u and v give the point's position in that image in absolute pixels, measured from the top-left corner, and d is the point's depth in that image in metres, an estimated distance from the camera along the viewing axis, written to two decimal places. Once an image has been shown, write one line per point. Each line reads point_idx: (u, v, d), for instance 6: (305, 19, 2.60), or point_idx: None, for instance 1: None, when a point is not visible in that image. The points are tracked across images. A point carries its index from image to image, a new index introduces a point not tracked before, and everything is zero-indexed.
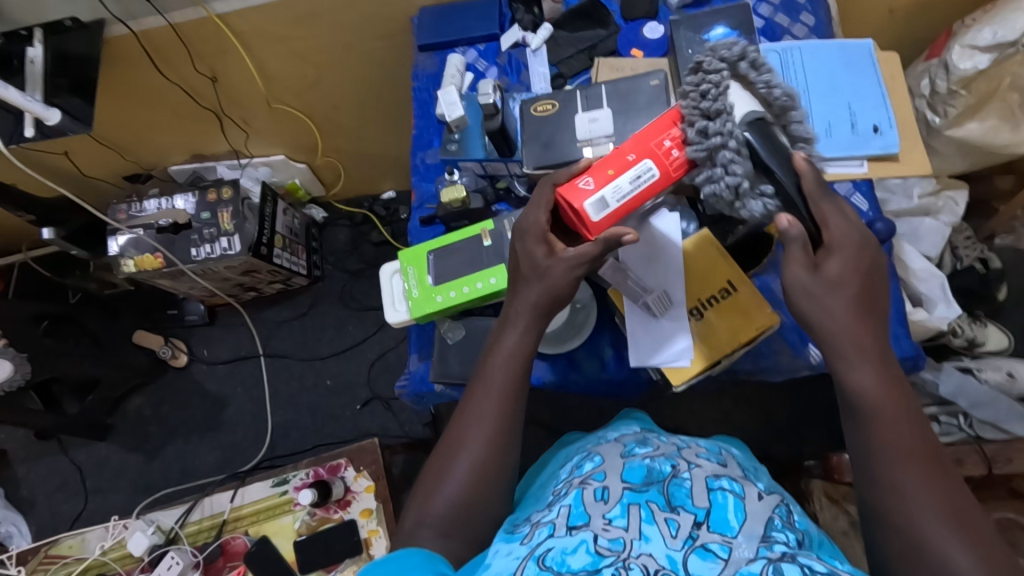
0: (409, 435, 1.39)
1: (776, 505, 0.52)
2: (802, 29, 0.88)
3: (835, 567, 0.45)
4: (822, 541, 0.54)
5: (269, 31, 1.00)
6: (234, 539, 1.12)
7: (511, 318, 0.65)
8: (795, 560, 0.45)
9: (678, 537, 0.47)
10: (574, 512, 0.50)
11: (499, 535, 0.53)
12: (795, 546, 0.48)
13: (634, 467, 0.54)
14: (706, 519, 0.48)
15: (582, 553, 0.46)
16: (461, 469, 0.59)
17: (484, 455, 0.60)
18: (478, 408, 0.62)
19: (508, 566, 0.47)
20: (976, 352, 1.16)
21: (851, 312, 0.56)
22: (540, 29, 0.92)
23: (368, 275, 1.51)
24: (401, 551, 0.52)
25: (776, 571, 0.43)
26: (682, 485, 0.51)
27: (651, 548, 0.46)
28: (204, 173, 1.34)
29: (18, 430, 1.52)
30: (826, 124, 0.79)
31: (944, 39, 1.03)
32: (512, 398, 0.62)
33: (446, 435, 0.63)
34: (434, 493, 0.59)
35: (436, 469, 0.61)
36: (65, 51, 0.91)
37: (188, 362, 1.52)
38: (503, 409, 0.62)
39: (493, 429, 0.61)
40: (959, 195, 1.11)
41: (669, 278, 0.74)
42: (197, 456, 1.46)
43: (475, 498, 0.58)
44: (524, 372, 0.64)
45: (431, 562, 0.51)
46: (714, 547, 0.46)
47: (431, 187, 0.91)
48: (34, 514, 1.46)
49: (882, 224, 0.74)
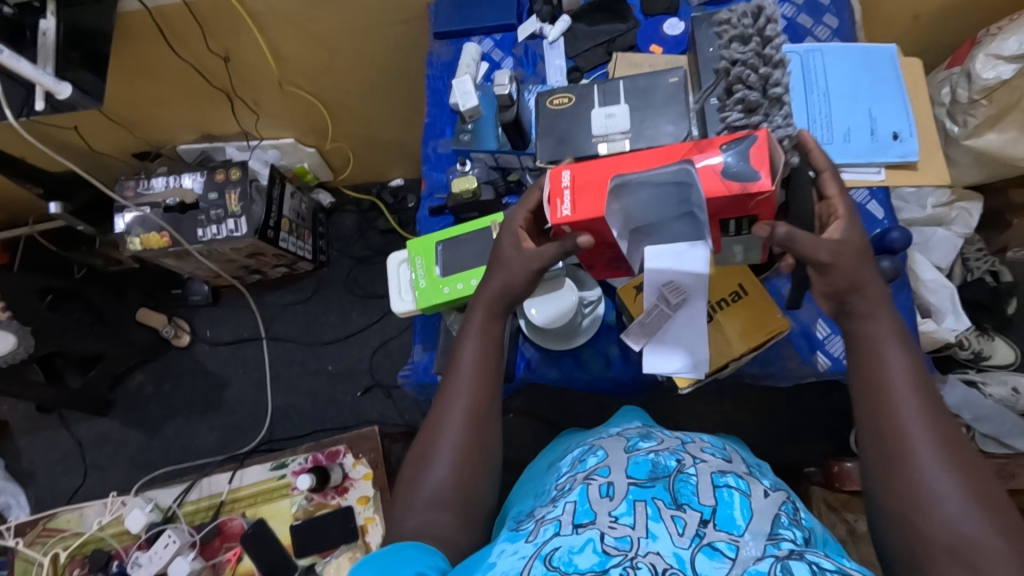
0: (408, 424, 1.39)
1: (782, 503, 0.52)
2: (824, 31, 0.87)
3: (842, 564, 0.45)
4: (827, 540, 0.54)
5: (284, 12, 0.99)
6: (232, 520, 1.13)
7: (473, 306, 0.67)
8: (803, 557, 0.45)
9: (685, 535, 0.46)
10: (580, 509, 0.49)
11: (503, 535, 0.52)
12: (803, 543, 0.48)
13: (639, 462, 0.54)
14: (712, 517, 0.48)
15: (589, 553, 0.45)
16: (443, 459, 0.59)
17: (464, 438, 0.60)
18: (451, 396, 0.62)
19: (513, 566, 0.46)
20: (982, 365, 1.15)
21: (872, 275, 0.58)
22: (559, 22, 0.91)
23: (373, 262, 1.51)
24: (395, 546, 0.52)
25: (784, 570, 0.43)
26: (688, 481, 0.52)
27: (659, 546, 0.45)
28: (213, 153, 1.34)
29: (20, 403, 1.52)
30: (846, 129, 0.78)
31: (968, 47, 1.02)
32: (486, 386, 0.63)
33: (426, 427, 0.63)
34: (418, 484, 0.59)
35: (417, 463, 0.60)
36: (78, 24, 0.90)
37: (190, 342, 1.52)
38: (478, 391, 0.62)
39: (469, 418, 0.61)
40: (973, 206, 1.09)
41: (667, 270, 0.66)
42: (197, 435, 1.47)
43: (468, 487, 0.58)
44: (495, 355, 0.65)
45: (422, 558, 0.51)
46: (721, 546, 0.45)
47: (442, 176, 0.90)
48: (33, 486, 1.47)
49: (898, 232, 0.73)
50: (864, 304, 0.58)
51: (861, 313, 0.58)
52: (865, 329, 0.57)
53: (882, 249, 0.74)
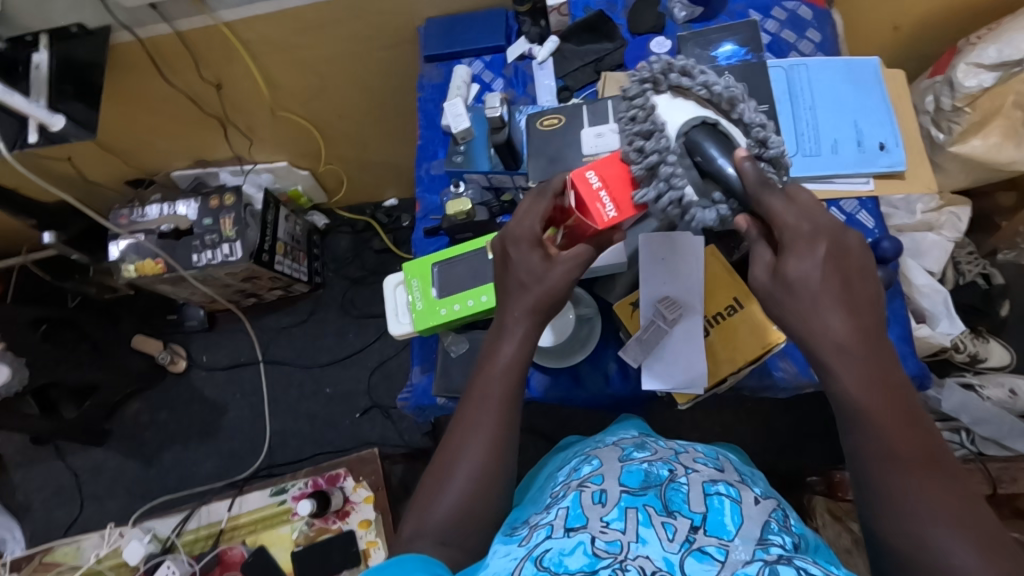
0: (408, 444, 1.38)
1: (773, 510, 0.52)
2: (808, 45, 0.88)
3: (829, 570, 0.44)
4: (818, 545, 0.53)
5: (274, 39, 1.00)
6: (232, 550, 1.12)
7: (506, 325, 0.62)
8: (792, 563, 0.44)
9: (675, 540, 0.46)
10: (573, 513, 0.50)
11: (497, 537, 0.52)
12: (792, 549, 0.47)
13: (632, 471, 0.54)
14: (702, 524, 0.48)
15: (579, 554, 0.45)
16: (458, 480, 0.57)
17: (484, 462, 0.58)
18: (475, 417, 0.59)
19: (505, 567, 0.47)
20: (979, 368, 1.15)
21: (824, 292, 0.50)
22: (547, 42, 0.92)
23: (369, 282, 1.51)
24: (398, 557, 0.49)
25: (772, 573, 0.42)
26: (680, 489, 0.52)
27: (648, 551, 0.45)
28: (207, 178, 1.35)
29: (15, 435, 1.50)
30: (832, 141, 0.79)
31: (948, 56, 1.04)
32: (514, 391, 0.61)
33: (442, 446, 0.60)
34: (432, 501, 0.57)
35: (432, 480, 0.58)
36: (71, 57, 0.91)
37: (186, 368, 1.51)
38: (502, 418, 0.59)
39: (497, 427, 0.59)
40: (962, 211, 1.10)
41: (661, 285, 0.73)
42: (195, 462, 1.45)
43: (485, 498, 0.56)
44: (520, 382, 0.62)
45: (428, 566, 0.48)
46: (710, 550, 0.45)
47: (436, 198, 0.91)
48: (29, 519, 1.45)
49: (888, 241, 0.75)
50: (809, 320, 0.51)
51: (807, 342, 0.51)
52: (818, 355, 0.51)
53: (873, 259, 0.75)
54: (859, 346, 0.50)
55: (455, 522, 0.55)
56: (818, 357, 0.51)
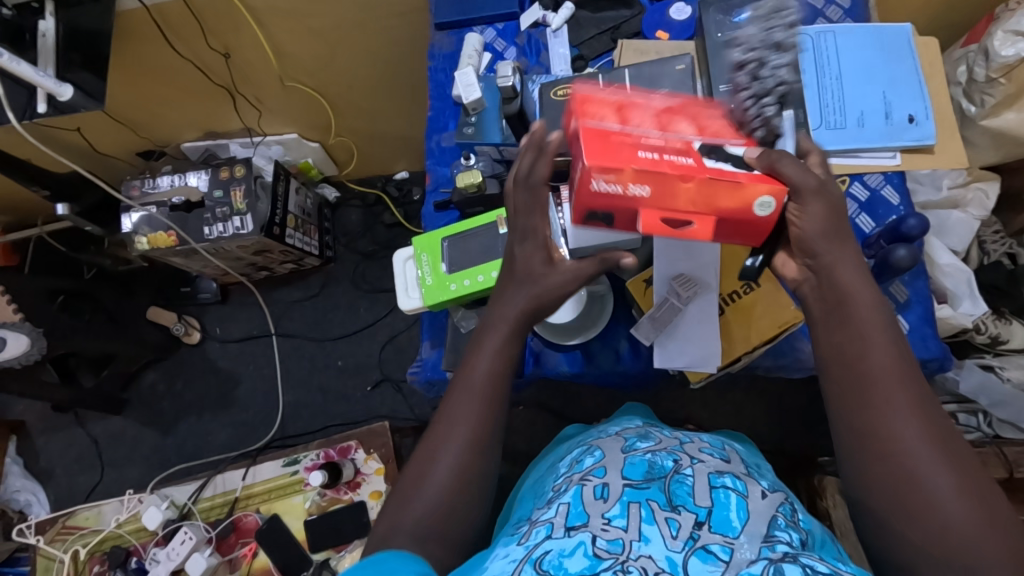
0: (419, 418, 1.39)
1: (781, 504, 0.51)
2: (836, 11, 0.84)
3: (838, 568, 0.44)
4: (824, 541, 0.52)
5: (284, 7, 0.98)
6: (246, 516, 1.14)
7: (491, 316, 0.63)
8: (797, 560, 0.44)
9: (678, 538, 0.46)
10: (573, 511, 0.49)
11: (500, 539, 0.52)
12: (798, 546, 0.47)
13: (636, 463, 0.54)
14: (707, 519, 0.47)
15: (580, 555, 0.44)
16: (442, 470, 0.56)
17: (463, 457, 0.57)
18: (456, 408, 0.59)
19: (504, 568, 0.46)
20: (999, 350, 1.10)
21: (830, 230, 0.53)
22: (562, 9, 0.89)
23: (379, 256, 1.51)
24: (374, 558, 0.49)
25: (777, 572, 0.42)
26: (685, 482, 0.51)
27: (651, 549, 0.45)
28: (217, 150, 1.33)
29: (37, 402, 1.54)
30: (859, 113, 0.76)
31: (985, 24, 0.99)
32: (503, 367, 0.61)
33: (423, 444, 0.60)
34: (411, 499, 0.56)
35: (413, 475, 0.58)
36: (77, 24, 0.89)
37: (200, 339, 1.53)
38: (482, 409, 0.59)
39: (476, 420, 0.58)
40: (990, 187, 1.05)
41: (671, 263, 0.72)
42: (210, 432, 1.48)
43: (494, 430, 0.59)
44: (506, 370, 0.61)
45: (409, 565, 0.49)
46: (715, 548, 0.45)
47: (446, 170, 0.89)
48: (52, 484, 1.49)
49: (915, 219, 0.72)
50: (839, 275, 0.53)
51: (854, 355, 0.52)
52: (836, 286, 0.53)
53: (899, 237, 0.73)
54: (898, 357, 0.51)
55: (479, 424, 0.58)
56: (836, 288, 0.53)
